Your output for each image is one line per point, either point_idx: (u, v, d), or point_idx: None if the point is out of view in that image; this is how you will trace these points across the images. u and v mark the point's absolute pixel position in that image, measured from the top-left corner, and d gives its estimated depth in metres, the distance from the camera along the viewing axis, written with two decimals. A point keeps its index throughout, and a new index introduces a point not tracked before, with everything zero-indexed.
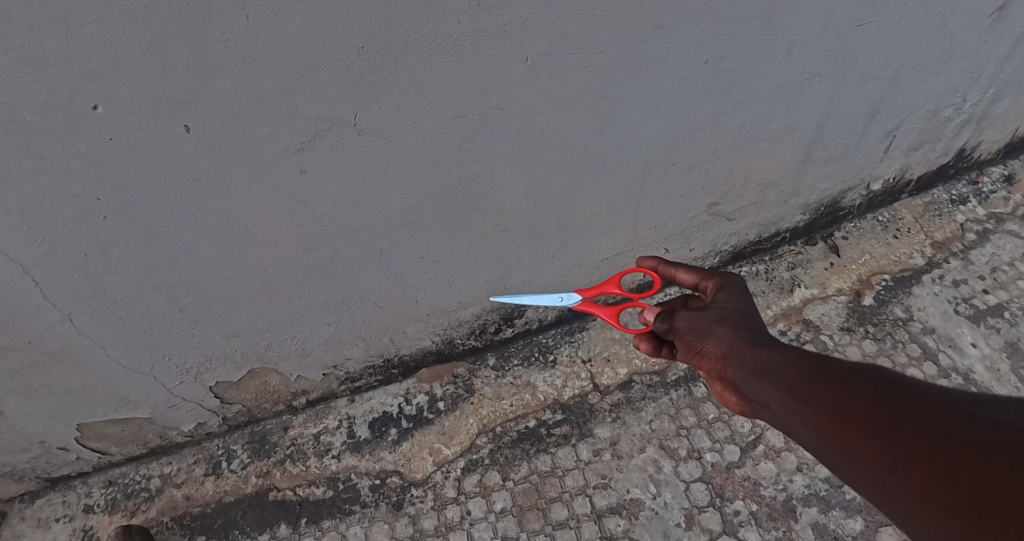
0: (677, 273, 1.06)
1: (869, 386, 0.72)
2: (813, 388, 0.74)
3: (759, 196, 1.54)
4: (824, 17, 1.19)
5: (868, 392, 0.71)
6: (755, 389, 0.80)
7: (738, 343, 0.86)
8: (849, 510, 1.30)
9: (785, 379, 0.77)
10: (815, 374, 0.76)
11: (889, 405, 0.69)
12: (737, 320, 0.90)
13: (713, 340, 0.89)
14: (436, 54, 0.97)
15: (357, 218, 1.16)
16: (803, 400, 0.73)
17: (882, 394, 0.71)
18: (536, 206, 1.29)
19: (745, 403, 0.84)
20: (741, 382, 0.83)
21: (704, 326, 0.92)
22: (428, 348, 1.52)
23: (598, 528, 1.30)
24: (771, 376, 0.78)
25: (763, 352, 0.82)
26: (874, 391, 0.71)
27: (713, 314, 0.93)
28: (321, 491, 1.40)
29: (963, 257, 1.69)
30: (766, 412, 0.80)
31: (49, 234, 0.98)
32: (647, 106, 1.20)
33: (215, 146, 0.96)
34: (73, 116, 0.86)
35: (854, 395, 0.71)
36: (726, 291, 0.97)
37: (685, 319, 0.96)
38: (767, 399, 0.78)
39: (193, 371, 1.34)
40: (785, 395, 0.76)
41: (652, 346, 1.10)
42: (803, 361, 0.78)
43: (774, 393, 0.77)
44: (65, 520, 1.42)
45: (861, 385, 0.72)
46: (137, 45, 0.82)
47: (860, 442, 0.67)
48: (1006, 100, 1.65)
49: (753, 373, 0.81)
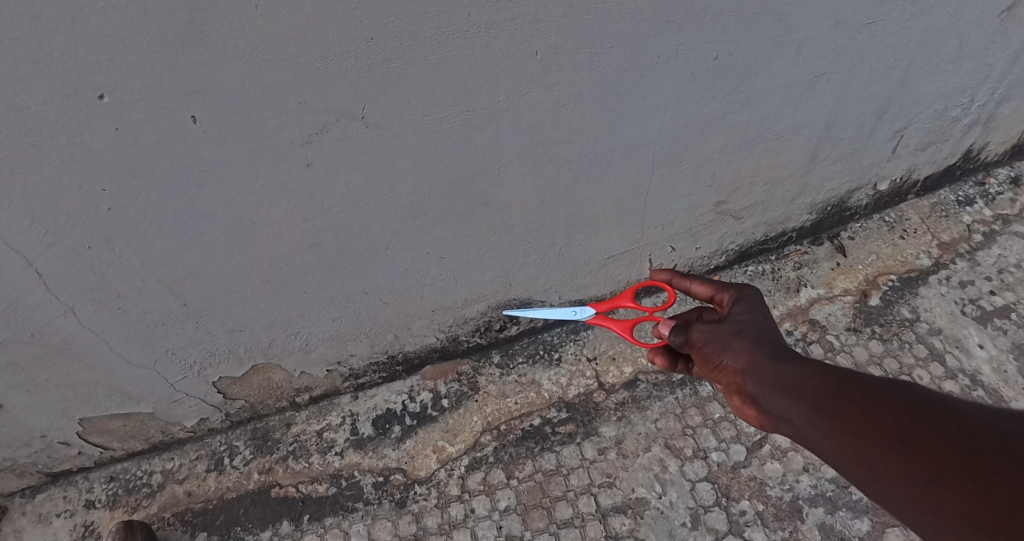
0: (692, 285, 1.07)
1: (897, 402, 0.71)
2: (838, 403, 0.73)
3: (766, 195, 1.53)
4: (834, 14, 1.19)
5: (896, 409, 0.70)
6: (776, 404, 0.79)
7: (757, 356, 0.84)
8: (855, 511, 1.29)
9: (807, 394, 0.76)
10: (840, 390, 0.75)
11: (918, 422, 0.68)
12: (756, 333, 0.89)
13: (732, 353, 0.88)
14: (445, 47, 0.96)
15: (363, 213, 1.16)
16: (827, 415, 0.73)
17: (910, 411, 0.70)
18: (543, 202, 1.29)
19: (766, 417, 0.84)
20: (762, 397, 0.82)
21: (721, 339, 0.91)
22: (433, 345, 1.51)
23: (603, 528, 1.29)
24: (793, 390, 0.78)
25: (785, 366, 0.81)
26: (902, 408, 0.70)
27: (730, 326, 0.91)
28: (324, 487, 1.39)
29: (970, 258, 1.68)
30: (788, 426, 0.80)
31: (53, 225, 0.97)
32: (656, 102, 1.19)
33: (222, 138, 0.95)
34: (79, 106, 0.86)
35: (881, 412, 0.70)
36: (742, 302, 0.96)
37: (701, 332, 0.94)
38: (788, 414, 0.78)
39: (196, 365, 1.33)
40: (808, 410, 0.75)
41: (667, 361, 1.11)
42: (826, 375, 0.78)
43: (796, 408, 0.77)
44: (66, 515, 1.42)
45: (888, 402, 0.71)
46: (144, 33, 0.81)
47: (890, 460, 0.66)
48: (1014, 102, 1.64)
49: (774, 388, 0.80)
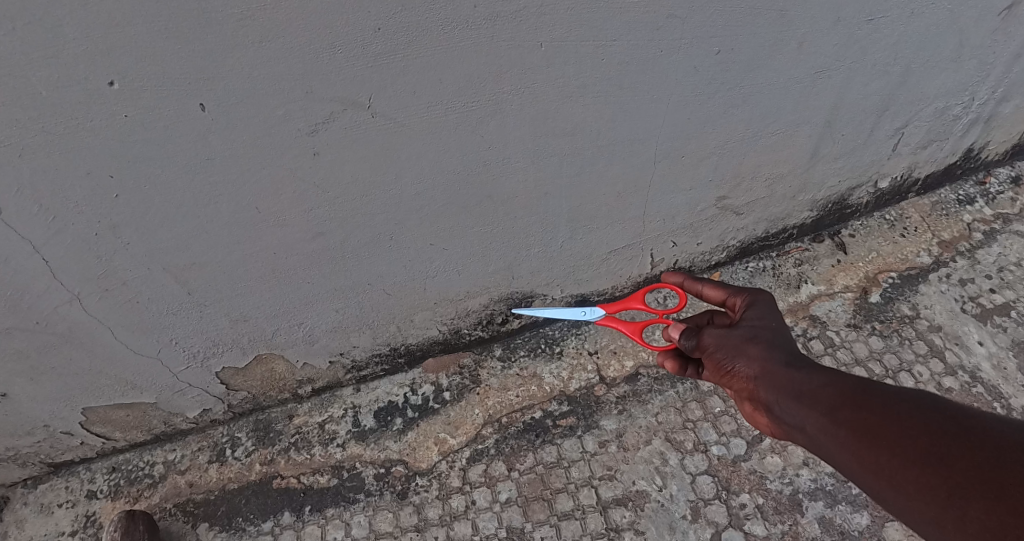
0: (703, 287, 1.07)
1: (917, 413, 0.70)
2: (854, 413, 0.73)
3: (768, 191, 1.54)
4: (835, 11, 1.19)
5: (916, 420, 0.69)
6: (790, 413, 0.80)
7: (771, 364, 0.85)
8: (855, 504, 1.30)
9: (822, 403, 0.76)
10: (857, 401, 0.74)
11: (938, 434, 0.67)
12: (770, 339, 0.89)
13: (745, 360, 0.89)
14: (451, 37, 0.97)
15: (368, 204, 1.16)
16: (843, 426, 0.72)
17: (931, 421, 0.68)
18: (546, 194, 1.29)
19: (778, 425, 0.84)
20: (775, 405, 0.82)
21: (734, 344, 0.91)
22: (435, 338, 1.52)
23: (604, 520, 1.30)
24: (807, 399, 0.78)
25: (800, 375, 0.81)
26: (922, 418, 0.69)
27: (743, 332, 0.92)
28: (325, 478, 1.39)
29: (970, 256, 1.68)
30: (801, 435, 0.79)
31: (60, 212, 0.98)
32: (659, 96, 1.20)
33: (229, 126, 0.96)
34: (90, 92, 0.87)
35: (899, 422, 0.69)
36: (756, 307, 0.96)
37: (713, 336, 0.95)
38: (802, 423, 0.78)
39: (199, 355, 1.33)
40: (822, 420, 0.75)
41: (676, 365, 1.11)
42: (841, 384, 0.77)
43: (810, 417, 0.76)
44: (67, 505, 1.42)
45: (906, 412, 0.70)
46: (154, 19, 0.82)
47: (910, 472, 0.65)
48: (1015, 101, 1.65)
49: (789, 396, 0.80)
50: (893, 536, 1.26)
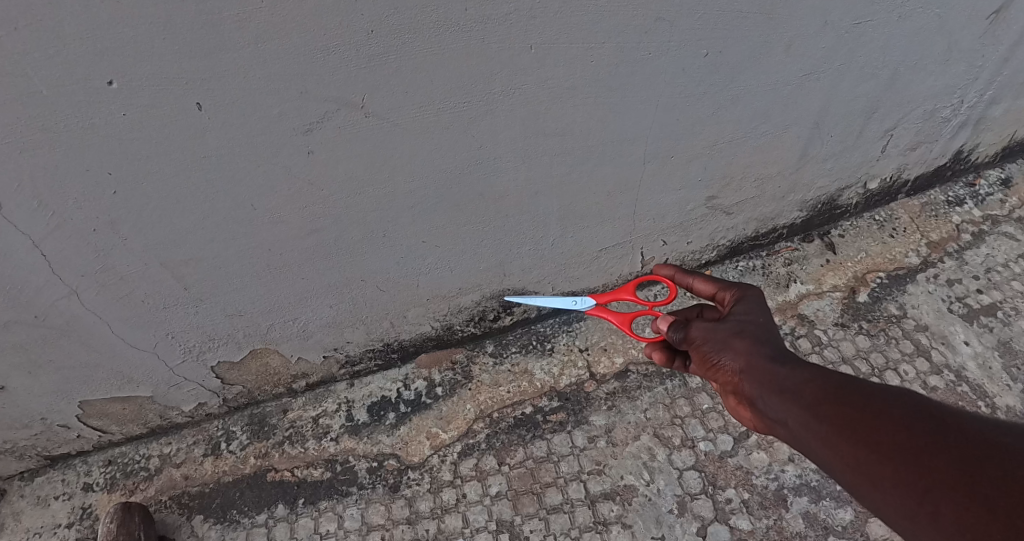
0: (694, 282, 1.09)
1: (897, 409, 0.72)
2: (834, 409, 0.74)
3: (757, 191, 1.56)
4: (822, 14, 1.21)
5: (898, 418, 0.70)
6: (773, 407, 0.82)
7: (756, 358, 0.87)
8: (839, 500, 1.32)
9: (804, 398, 0.78)
10: (839, 396, 0.76)
11: (917, 432, 0.68)
12: (756, 334, 0.91)
13: (731, 354, 0.91)
14: (442, 39, 0.99)
15: (361, 200, 1.18)
16: (824, 420, 0.74)
17: (910, 419, 0.70)
18: (537, 193, 1.31)
19: (761, 419, 0.86)
20: (759, 399, 0.84)
21: (721, 338, 0.93)
22: (428, 334, 1.54)
23: (592, 514, 1.32)
24: (791, 394, 0.80)
25: (784, 370, 0.83)
26: (903, 416, 0.70)
27: (730, 326, 0.94)
28: (319, 472, 1.41)
29: (958, 256, 1.71)
30: (783, 429, 0.81)
31: (59, 208, 1.00)
32: (648, 98, 1.22)
33: (225, 124, 0.98)
34: (88, 90, 0.88)
35: (878, 417, 0.71)
36: (744, 302, 0.98)
37: (701, 330, 0.97)
38: (785, 417, 0.80)
39: (195, 349, 1.35)
40: (804, 414, 0.77)
41: (664, 357, 1.13)
42: (824, 380, 0.79)
43: (792, 412, 0.78)
44: (63, 498, 1.44)
45: (886, 407, 0.72)
46: (153, 21, 0.84)
47: (888, 470, 0.67)
48: (1004, 103, 1.67)
49: (773, 390, 0.82)
50: (876, 531, 1.28)
